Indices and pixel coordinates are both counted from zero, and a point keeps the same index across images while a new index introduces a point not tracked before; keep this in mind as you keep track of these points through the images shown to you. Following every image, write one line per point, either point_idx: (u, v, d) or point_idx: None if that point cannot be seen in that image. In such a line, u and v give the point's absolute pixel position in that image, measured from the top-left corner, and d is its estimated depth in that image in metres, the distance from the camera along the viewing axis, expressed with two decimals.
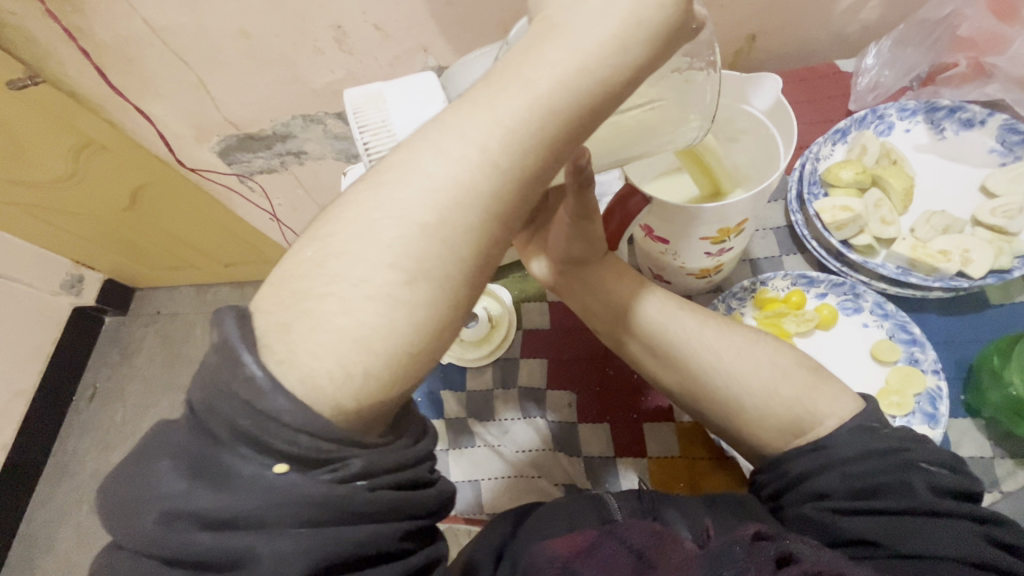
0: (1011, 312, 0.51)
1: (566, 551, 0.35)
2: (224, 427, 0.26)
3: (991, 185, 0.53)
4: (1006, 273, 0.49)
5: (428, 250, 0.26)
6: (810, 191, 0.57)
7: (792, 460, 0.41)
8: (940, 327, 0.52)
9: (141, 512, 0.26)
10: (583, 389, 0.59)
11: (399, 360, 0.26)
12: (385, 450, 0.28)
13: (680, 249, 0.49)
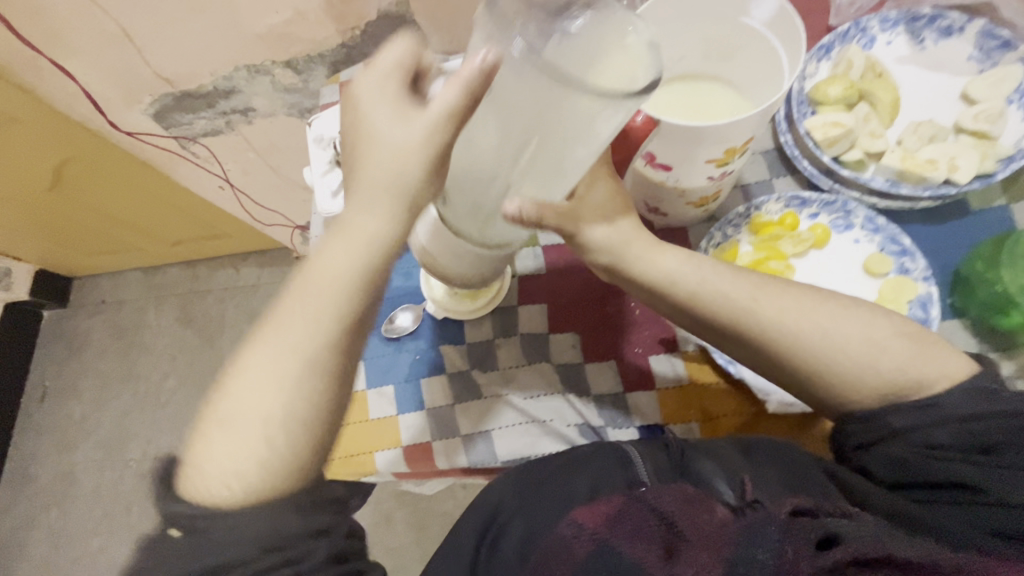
0: (991, 217, 0.53)
1: (591, 524, 0.39)
2: (181, 521, 0.38)
3: (972, 92, 0.54)
4: (990, 176, 0.51)
5: (295, 407, 0.39)
6: (799, 110, 0.56)
7: (890, 415, 0.42)
8: (926, 236, 0.54)
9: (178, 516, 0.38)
10: (586, 330, 0.59)
11: (262, 486, 0.39)
12: (272, 514, 0.39)
13: (683, 174, 0.48)
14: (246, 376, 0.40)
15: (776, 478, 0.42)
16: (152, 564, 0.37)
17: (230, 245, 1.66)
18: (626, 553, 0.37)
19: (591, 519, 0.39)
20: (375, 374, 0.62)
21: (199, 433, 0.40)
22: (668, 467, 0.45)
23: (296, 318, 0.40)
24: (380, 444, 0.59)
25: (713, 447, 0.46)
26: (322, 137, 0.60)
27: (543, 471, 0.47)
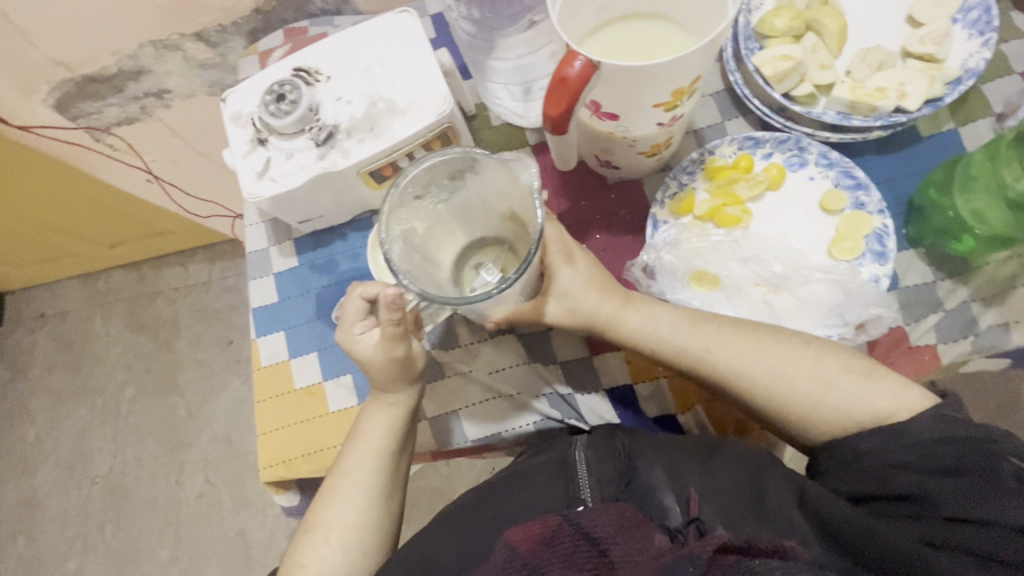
0: (941, 141, 0.52)
1: (522, 547, 0.36)
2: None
3: (918, 14, 0.52)
4: (938, 101, 0.50)
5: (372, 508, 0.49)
6: (746, 45, 0.54)
7: (860, 438, 0.41)
8: (879, 167, 0.53)
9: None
10: None
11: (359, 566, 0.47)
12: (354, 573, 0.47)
13: (631, 122, 0.45)
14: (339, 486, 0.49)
15: (712, 497, 0.41)
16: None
17: (174, 242, 1.57)
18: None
19: (524, 541, 0.37)
20: (330, 364, 0.60)
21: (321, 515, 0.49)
22: (612, 475, 0.43)
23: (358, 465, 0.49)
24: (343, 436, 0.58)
25: (659, 452, 0.45)
26: (239, 114, 0.54)
27: (493, 486, 0.48)
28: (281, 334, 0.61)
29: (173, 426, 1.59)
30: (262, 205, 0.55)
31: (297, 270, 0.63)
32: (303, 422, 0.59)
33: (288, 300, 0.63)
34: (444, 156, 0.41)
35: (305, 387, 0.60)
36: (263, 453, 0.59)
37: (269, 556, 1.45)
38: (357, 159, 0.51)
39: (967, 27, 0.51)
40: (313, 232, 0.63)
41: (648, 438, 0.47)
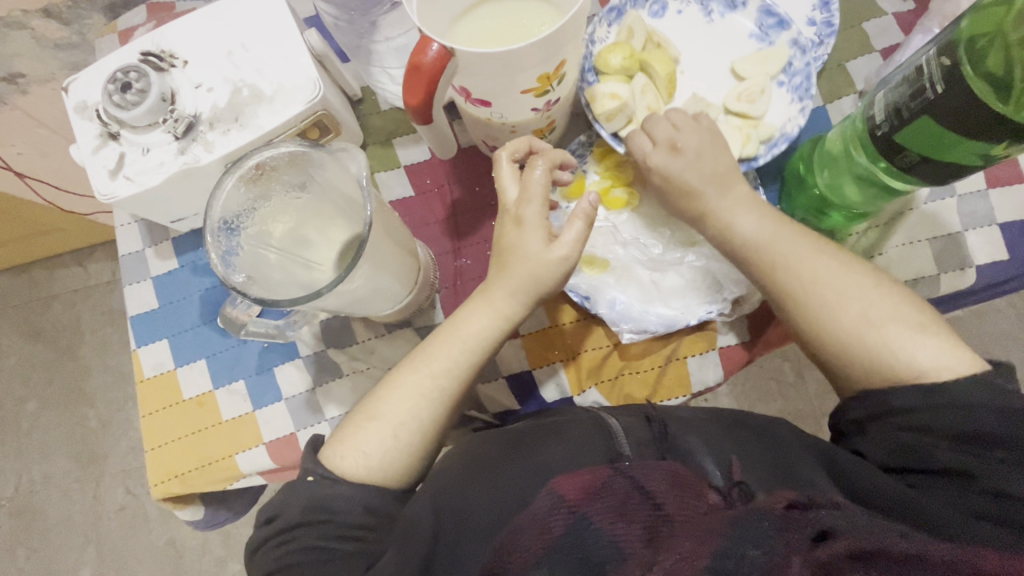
0: (810, 120, 0.55)
1: (573, 496, 0.36)
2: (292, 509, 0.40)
3: (741, 69, 0.52)
4: (752, 161, 0.50)
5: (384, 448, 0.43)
6: (584, 78, 0.52)
7: (892, 394, 0.39)
8: None
9: (296, 502, 0.40)
10: (445, 287, 0.56)
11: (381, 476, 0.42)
12: (378, 496, 0.41)
13: (505, 109, 0.44)
14: (417, 391, 0.44)
15: (763, 464, 0.39)
16: (282, 500, 0.40)
17: (72, 239, 1.44)
18: (605, 528, 0.34)
19: (572, 490, 0.36)
20: (220, 372, 0.56)
21: (348, 425, 0.44)
22: (652, 439, 0.40)
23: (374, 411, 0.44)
24: (239, 446, 0.55)
25: (696, 424, 0.42)
26: (85, 105, 0.49)
27: (518, 434, 0.42)
28: (163, 342, 0.57)
29: (87, 437, 1.49)
30: (121, 206, 0.50)
31: (177, 273, 0.59)
32: (194, 434, 0.56)
33: (169, 306, 0.58)
34: (274, 152, 0.39)
35: (194, 397, 0.56)
36: (153, 470, 0.55)
37: (204, 563, 1.40)
38: (221, 153, 0.47)
39: (790, 90, 0.52)
40: (193, 230, 0.59)
41: (682, 415, 0.44)
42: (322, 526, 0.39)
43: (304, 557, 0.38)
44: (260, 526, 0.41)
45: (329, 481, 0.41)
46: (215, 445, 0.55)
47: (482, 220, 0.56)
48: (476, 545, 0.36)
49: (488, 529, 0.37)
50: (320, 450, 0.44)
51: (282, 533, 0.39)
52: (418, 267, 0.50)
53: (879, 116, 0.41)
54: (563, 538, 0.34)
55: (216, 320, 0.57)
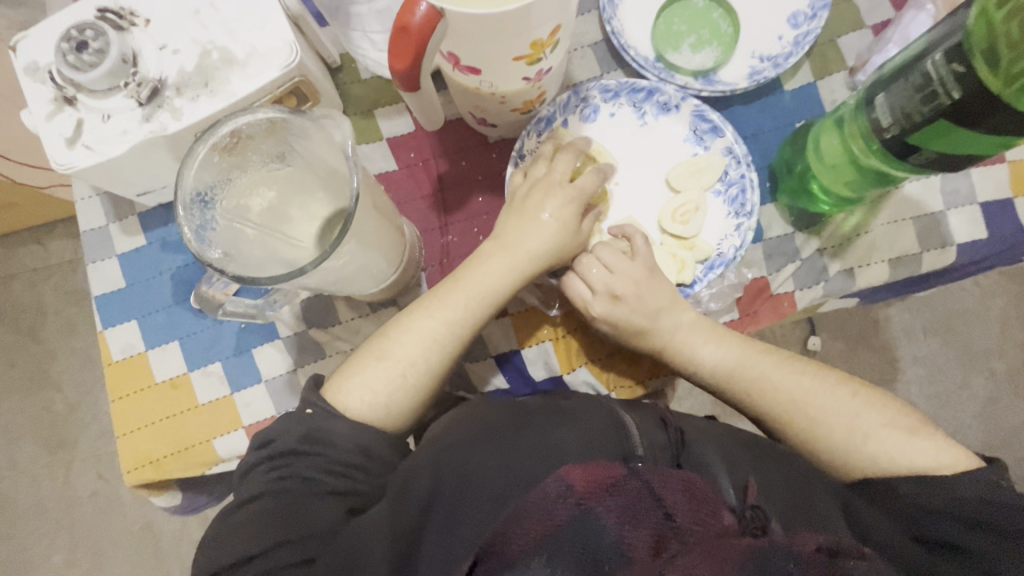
0: (801, 96, 0.54)
1: (583, 488, 0.35)
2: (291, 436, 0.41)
3: (675, 181, 0.52)
4: (687, 286, 0.51)
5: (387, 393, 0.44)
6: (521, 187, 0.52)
7: (902, 482, 0.40)
8: (746, 120, 0.54)
9: (294, 431, 0.41)
10: (431, 265, 0.54)
11: (381, 411, 0.44)
12: (377, 445, 0.42)
13: (494, 77, 0.42)
14: (433, 325, 0.45)
15: (778, 480, 0.40)
16: (281, 428, 0.42)
17: (28, 214, 1.37)
18: (611, 527, 0.33)
19: (587, 483, 0.35)
20: (195, 354, 0.54)
21: (359, 361, 0.45)
22: (669, 444, 0.42)
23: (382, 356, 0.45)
24: (217, 430, 0.53)
25: (711, 433, 0.44)
26: (36, 66, 0.45)
27: (533, 413, 0.44)
28: (133, 323, 0.54)
29: (53, 421, 1.44)
30: (81, 177, 0.46)
31: (145, 250, 0.55)
32: (169, 418, 0.54)
33: (138, 285, 0.55)
34: (250, 118, 0.36)
35: (168, 380, 0.54)
36: (126, 456, 0.53)
37: (182, 546, 1.38)
38: (190, 121, 0.44)
39: (728, 202, 0.51)
40: (161, 204, 0.55)
41: (692, 421, 0.46)
42: (318, 457, 0.40)
43: (293, 484, 0.39)
44: (253, 450, 0.42)
45: (332, 418, 0.42)
46: (191, 429, 0.53)
47: (469, 196, 0.55)
48: (470, 511, 0.38)
49: (484, 495, 0.38)
50: (326, 388, 0.45)
51: (277, 458, 0.41)
52: (403, 245, 0.48)
53: (884, 118, 0.38)
54: (565, 528, 0.33)
55: (189, 299, 0.54)
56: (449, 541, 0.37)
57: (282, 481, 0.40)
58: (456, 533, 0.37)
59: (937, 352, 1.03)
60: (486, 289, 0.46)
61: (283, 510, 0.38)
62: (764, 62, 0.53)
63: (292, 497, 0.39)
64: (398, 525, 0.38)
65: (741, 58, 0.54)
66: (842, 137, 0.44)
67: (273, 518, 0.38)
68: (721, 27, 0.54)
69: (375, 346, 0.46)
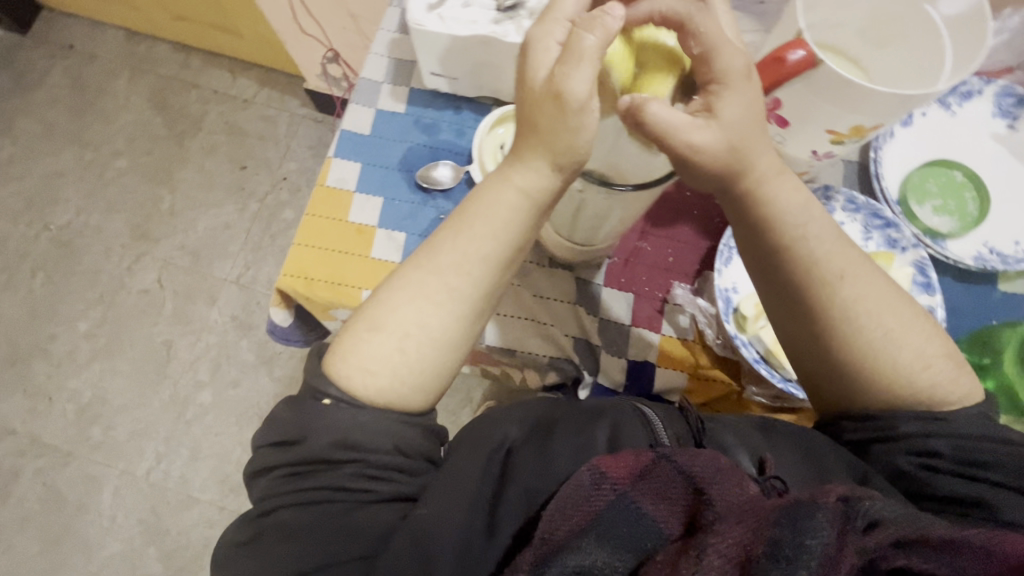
0: (1009, 300, 0.56)
1: (618, 475, 0.38)
2: (286, 464, 0.44)
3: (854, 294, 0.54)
4: None
5: (418, 339, 0.45)
6: (729, 242, 0.55)
7: (901, 419, 0.41)
8: (950, 294, 0.57)
9: (323, 434, 0.43)
10: (617, 256, 0.58)
11: (407, 360, 0.45)
12: (404, 434, 0.44)
13: (794, 134, 0.50)
14: (422, 298, 0.45)
15: (799, 463, 0.42)
16: (303, 425, 0.43)
17: (241, 45, 1.53)
18: (646, 509, 0.36)
19: (620, 471, 0.38)
20: (390, 216, 0.60)
21: (350, 334, 0.46)
22: (689, 431, 0.44)
23: (407, 299, 0.46)
24: (371, 285, 0.58)
25: (732, 422, 0.45)
26: None
27: (562, 420, 0.47)
28: (357, 165, 0.61)
29: (151, 213, 1.55)
30: (414, 37, 0.54)
31: (399, 118, 0.62)
32: (338, 253, 0.59)
33: (378, 140, 0.62)
34: None
35: (356, 224, 0.59)
36: (288, 263, 0.58)
37: (182, 377, 1.43)
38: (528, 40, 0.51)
39: None
40: (433, 90, 0.63)
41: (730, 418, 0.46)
42: (351, 465, 0.43)
43: (320, 496, 0.42)
44: (267, 450, 0.46)
45: (352, 409, 0.43)
46: (353, 272, 0.58)
47: (677, 220, 0.59)
48: (517, 499, 0.43)
49: (528, 491, 0.43)
50: (328, 367, 0.45)
51: (301, 468, 0.43)
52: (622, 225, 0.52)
53: None
54: (605, 512, 0.37)
55: (412, 173, 0.60)
56: (499, 539, 0.42)
57: (307, 493, 0.43)
58: (506, 517, 0.43)
59: None
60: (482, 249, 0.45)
61: (313, 519, 0.41)
62: (993, 255, 0.56)
63: (326, 508, 0.42)
64: (448, 523, 0.42)
65: (974, 240, 0.57)
66: None
67: (313, 532, 0.41)
68: (968, 207, 0.58)
69: (395, 296, 0.46)
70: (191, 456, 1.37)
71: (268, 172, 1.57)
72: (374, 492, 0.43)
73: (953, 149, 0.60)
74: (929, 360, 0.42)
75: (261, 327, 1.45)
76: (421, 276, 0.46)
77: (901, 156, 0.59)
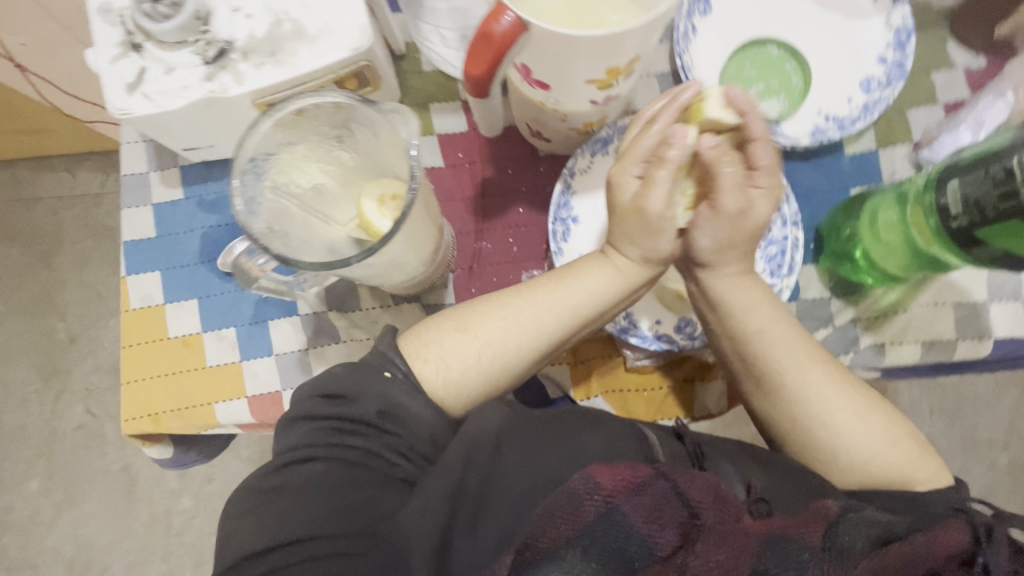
0: (858, 163, 0.53)
1: (611, 487, 0.36)
2: (318, 424, 0.40)
3: None
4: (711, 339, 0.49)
5: (478, 361, 0.43)
6: (559, 215, 0.52)
7: (884, 496, 0.40)
8: (800, 177, 0.54)
9: (371, 403, 0.39)
10: (460, 267, 0.54)
11: (470, 375, 0.43)
12: (437, 429, 0.40)
13: (563, 96, 0.41)
14: (513, 320, 0.44)
15: (788, 489, 0.40)
16: (355, 383, 0.40)
17: (61, 141, 1.37)
18: (636, 526, 0.35)
19: (615, 480, 0.36)
20: (212, 315, 0.54)
21: (438, 330, 0.44)
22: (687, 455, 0.43)
23: (465, 341, 0.43)
24: (221, 394, 0.53)
25: (728, 450, 0.44)
26: (110, 7, 0.44)
27: (561, 417, 0.44)
28: (156, 274, 0.54)
29: (52, 347, 1.45)
30: (134, 124, 0.46)
31: (181, 205, 0.55)
32: (175, 374, 0.53)
33: (169, 238, 0.55)
34: (319, 99, 0.38)
35: (181, 336, 0.54)
36: (126, 405, 0.53)
37: (156, 493, 1.38)
38: (251, 87, 0.44)
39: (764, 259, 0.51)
40: (203, 162, 0.55)
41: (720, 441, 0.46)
42: (391, 437, 0.40)
43: (350, 457, 0.39)
44: (312, 397, 0.41)
45: (410, 387, 0.41)
46: (197, 389, 0.53)
47: (510, 205, 0.54)
48: (505, 509, 0.38)
49: (512, 492, 0.38)
50: (405, 343, 0.43)
51: (336, 421, 0.40)
52: (440, 244, 0.48)
53: (954, 207, 0.37)
54: (594, 526, 0.35)
55: (216, 261, 0.54)
56: (479, 538, 0.37)
57: (346, 451, 0.39)
58: (483, 530, 0.37)
59: (942, 434, 0.98)
60: (581, 307, 0.44)
61: (347, 477, 0.37)
62: (830, 123, 0.53)
63: (358, 474, 0.38)
64: (436, 518, 0.36)
65: (809, 113, 0.53)
66: (903, 214, 0.44)
67: (323, 496, 0.36)
68: (792, 80, 0.54)
69: (475, 323, 0.44)
70: (196, 562, 1.36)
71: None
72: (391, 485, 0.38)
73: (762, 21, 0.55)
74: (847, 391, 0.43)
75: None
76: (492, 307, 0.45)
77: (712, 49, 0.54)
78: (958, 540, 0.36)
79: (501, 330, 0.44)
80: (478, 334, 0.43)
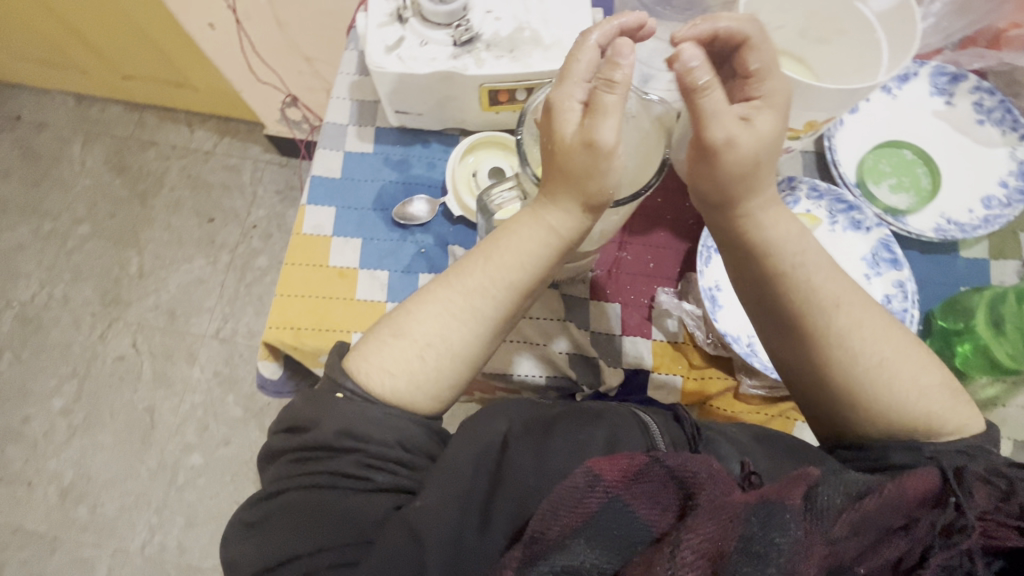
0: (971, 266, 0.59)
1: (611, 478, 0.36)
2: (288, 465, 0.43)
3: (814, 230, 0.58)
4: None
5: (428, 354, 0.45)
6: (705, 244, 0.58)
7: (892, 451, 0.41)
8: (917, 265, 0.59)
9: (332, 423, 0.42)
10: (600, 269, 0.59)
11: (427, 361, 0.45)
12: (409, 431, 0.43)
13: None
14: (447, 312, 0.46)
15: (767, 460, 0.44)
16: (308, 404, 0.44)
17: (196, 100, 1.52)
18: (639, 515, 0.35)
19: (610, 470, 0.37)
20: (370, 255, 0.60)
21: (375, 339, 0.46)
22: (685, 438, 0.45)
23: (411, 344, 0.45)
24: (361, 326, 0.57)
25: (734, 437, 0.46)
26: None
27: (563, 416, 0.46)
28: (331, 208, 0.61)
29: (120, 278, 1.51)
30: (377, 79, 0.55)
31: (368, 158, 0.63)
32: (323, 298, 0.58)
33: (349, 182, 0.62)
34: None
35: (338, 267, 0.59)
36: (273, 314, 0.57)
37: (169, 443, 1.38)
38: (486, 71, 0.53)
39: None
40: (397, 128, 0.64)
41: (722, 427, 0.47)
42: (355, 453, 0.42)
43: (326, 479, 0.41)
44: (277, 435, 0.45)
45: (364, 403, 0.43)
46: (341, 315, 0.57)
47: (654, 227, 0.61)
48: (510, 502, 0.41)
49: (521, 489, 0.41)
50: (349, 358, 0.45)
51: (305, 445, 0.43)
52: (601, 238, 0.54)
53: None
54: (597, 516, 0.35)
55: (388, 211, 0.61)
56: (489, 536, 0.40)
57: (314, 477, 0.41)
58: (494, 528, 0.40)
59: None
60: (510, 278, 0.47)
61: (319, 504, 0.40)
62: (951, 224, 0.59)
63: (333, 491, 0.41)
64: (441, 518, 0.39)
65: (931, 213, 0.60)
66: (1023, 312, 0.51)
67: (310, 516, 0.40)
68: (922, 182, 0.61)
69: (410, 321, 0.46)
70: (186, 522, 1.32)
71: (236, 222, 1.55)
72: (387, 476, 0.42)
73: (901, 129, 0.63)
74: None
75: (245, 378, 1.41)
76: (441, 306, 0.46)
77: (854, 141, 0.63)
78: (925, 484, 0.36)
79: (450, 322, 0.46)
80: (423, 334, 0.45)
